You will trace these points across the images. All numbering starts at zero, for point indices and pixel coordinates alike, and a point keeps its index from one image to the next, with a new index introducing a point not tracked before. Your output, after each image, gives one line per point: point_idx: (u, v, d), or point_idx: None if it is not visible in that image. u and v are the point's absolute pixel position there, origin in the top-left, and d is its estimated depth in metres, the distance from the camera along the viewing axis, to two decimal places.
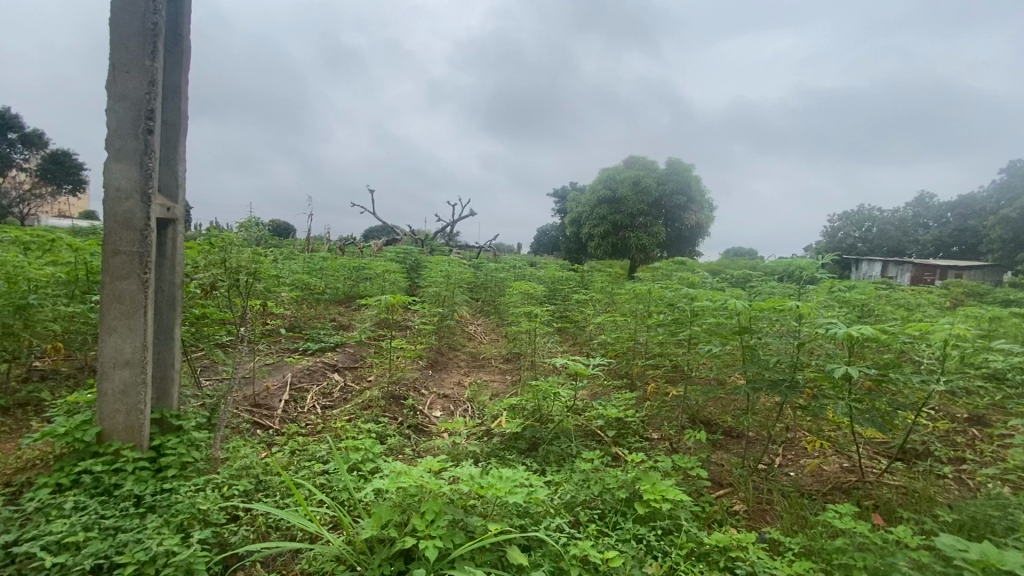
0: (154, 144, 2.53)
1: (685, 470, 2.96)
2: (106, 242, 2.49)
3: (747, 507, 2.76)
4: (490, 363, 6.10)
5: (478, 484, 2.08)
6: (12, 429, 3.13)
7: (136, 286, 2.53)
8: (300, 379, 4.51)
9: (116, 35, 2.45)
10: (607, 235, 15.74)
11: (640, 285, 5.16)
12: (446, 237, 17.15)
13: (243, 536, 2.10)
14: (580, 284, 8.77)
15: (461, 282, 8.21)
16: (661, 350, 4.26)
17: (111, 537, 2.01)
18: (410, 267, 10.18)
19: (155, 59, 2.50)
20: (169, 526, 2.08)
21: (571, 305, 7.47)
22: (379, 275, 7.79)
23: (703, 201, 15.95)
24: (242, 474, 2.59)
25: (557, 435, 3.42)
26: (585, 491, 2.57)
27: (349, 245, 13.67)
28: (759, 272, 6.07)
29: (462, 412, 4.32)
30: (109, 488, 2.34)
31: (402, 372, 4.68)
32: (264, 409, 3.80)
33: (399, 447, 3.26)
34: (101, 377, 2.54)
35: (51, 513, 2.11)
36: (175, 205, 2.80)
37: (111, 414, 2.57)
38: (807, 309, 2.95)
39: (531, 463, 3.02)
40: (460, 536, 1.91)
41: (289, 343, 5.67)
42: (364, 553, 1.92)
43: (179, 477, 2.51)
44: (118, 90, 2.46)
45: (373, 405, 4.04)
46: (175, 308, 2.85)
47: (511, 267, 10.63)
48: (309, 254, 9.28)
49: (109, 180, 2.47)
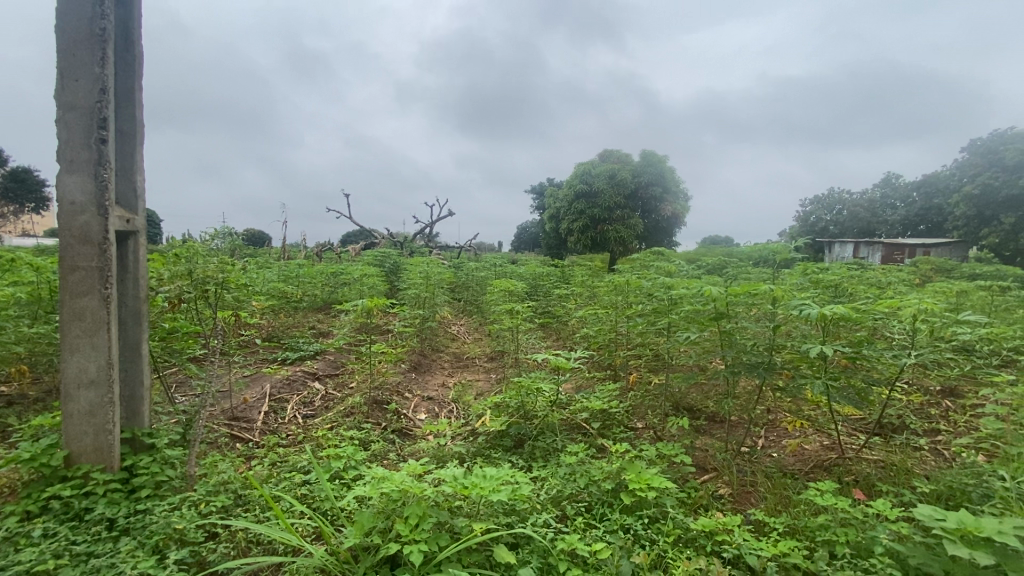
0: (109, 154, 2.44)
1: (670, 458, 2.98)
2: (62, 258, 2.39)
3: (732, 490, 2.79)
4: (474, 363, 6.06)
5: (462, 484, 2.06)
6: None
7: (97, 302, 2.44)
8: (279, 390, 4.42)
9: (62, 42, 2.35)
10: (585, 229, 15.82)
11: (618, 277, 5.20)
12: (425, 238, 17.03)
13: (222, 553, 2.04)
14: (562, 279, 8.78)
15: (441, 283, 8.17)
16: (642, 340, 4.28)
17: (83, 563, 1.94)
18: (390, 270, 10.11)
19: (106, 66, 2.41)
20: (144, 548, 2.02)
21: (552, 300, 7.47)
22: (358, 280, 7.70)
23: (678, 191, 16.15)
24: (219, 490, 2.53)
25: (542, 430, 3.41)
26: (571, 485, 2.56)
27: (326, 252, 13.50)
28: (734, 258, 6.16)
29: (447, 413, 4.28)
30: (79, 513, 2.25)
31: (384, 377, 4.62)
32: (243, 422, 3.71)
33: (383, 453, 3.22)
34: (65, 399, 2.45)
35: (18, 542, 2.02)
36: (135, 216, 2.71)
37: (78, 435, 2.48)
38: (780, 291, 3.00)
39: (516, 461, 3.01)
40: (445, 538, 1.89)
41: (268, 353, 5.57)
42: (348, 562, 1.88)
43: (154, 497, 2.43)
44: (68, 99, 2.36)
45: (356, 411, 3.99)
46: (141, 323, 2.75)
47: (491, 265, 10.62)
48: (286, 262, 9.13)
49: (62, 193, 2.37)
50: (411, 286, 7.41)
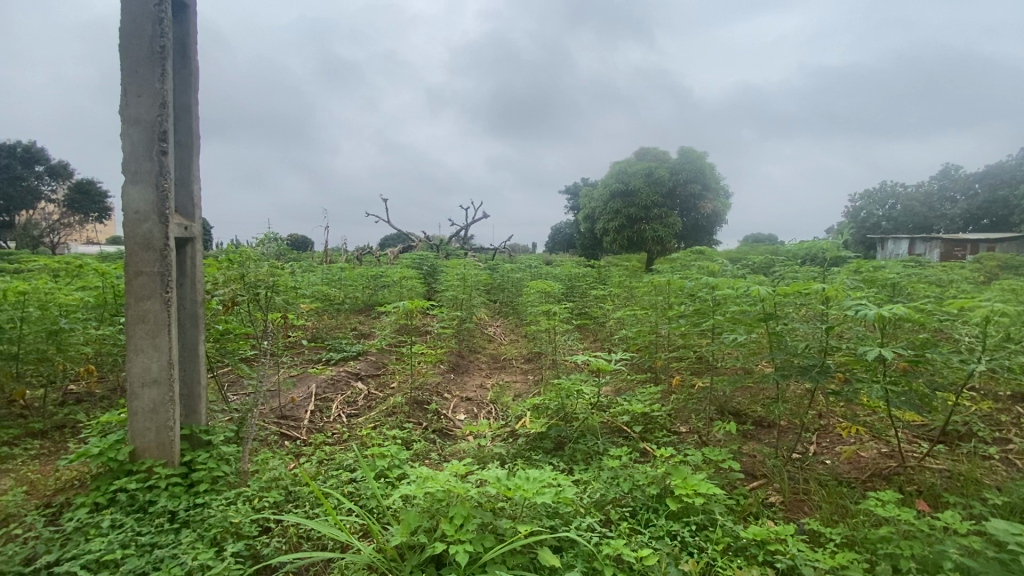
0: (168, 165, 2.57)
1: (717, 463, 2.89)
2: (128, 264, 2.54)
3: (783, 498, 2.69)
4: (511, 364, 6.07)
5: (505, 485, 2.05)
6: (51, 452, 3.26)
7: (159, 306, 2.58)
8: (325, 389, 4.55)
9: (126, 60, 2.49)
10: (621, 228, 15.59)
11: (658, 277, 5.09)
12: (461, 240, 17.18)
13: (275, 548, 2.12)
14: (599, 279, 8.67)
15: (478, 284, 8.24)
16: (685, 341, 4.17)
17: (148, 553, 2.04)
18: (427, 272, 10.27)
19: (165, 81, 2.54)
20: (203, 540, 2.11)
21: (589, 301, 7.39)
22: (397, 283, 7.89)
23: (717, 188, 15.72)
24: (271, 486, 2.62)
25: (582, 433, 3.37)
26: (615, 489, 2.52)
27: (365, 255, 13.86)
28: (780, 256, 5.93)
29: (486, 414, 4.30)
30: (144, 505, 2.38)
31: (424, 377, 4.68)
32: (291, 420, 3.84)
33: (425, 453, 3.27)
34: (130, 396, 2.59)
35: (90, 532, 2.16)
36: (193, 223, 2.84)
37: (142, 431, 2.62)
38: (834, 291, 2.85)
39: (557, 463, 2.99)
40: (489, 539, 1.89)
41: (313, 354, 5.76)
42: (395, 560, 1.91)
43: (211, 491, 2.54)
44: (131, 114, 2.51)
45: (398, 411, 4.07)
46: (198, 325, 2.89)
47: (527, 266, 10.63)
48: (328, 266, 9.40)
49: (127, 203, 2.52)
50: (449, 288, 7.51)
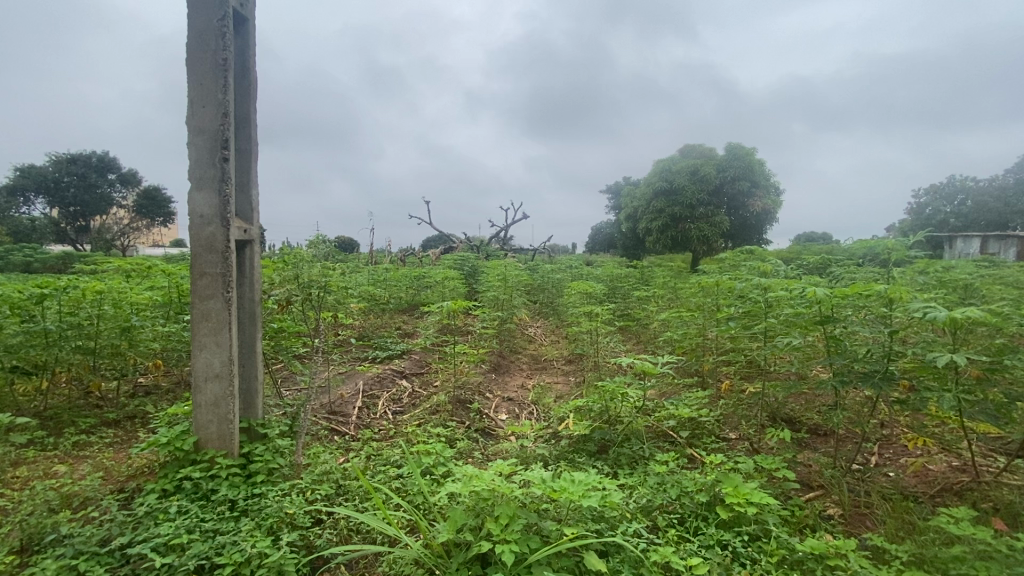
0: (230, 171, 2.71)
1: (770, 472, 2.78)
2: (194, 265, 2.70)
3: (843, 511, 2.55)
4: (552, 365, 6.04)
5: (551, 487, 2.04)
6: (124, 440, 3.50)
7: (222, 305, 2.72)
8: (371, 386, 4.68)
9: (192, 73, 2.65)
10: (665, 228, 15.26)
11: (705, 278, 4.94)
12: (501, 241, 17.25)
13: (327, 539, 2.20)
14: (641, 280, 8.49)
15: (519, 285, 8.25)
16: (735, 344, 4.02)
17: (211, 539, 2.16)
18: (469, 272, 10.37)
19: (227, 92, 2.68)
20: (261, 529, 2.21)
21: (632, 302, 7.24)
22: (440, 283, 8.02)
23: (767, 185, 15.10)
24: (323, 479, 2.72)
25: (627, 436, 3.31)
26: (662, 494, 2.46)
27: (408, 255, 14.18)
28: (838, 256, 5.63)
29: (527, 415, 4.30)
30: (207, 493, 2.52)
31: (466, 377, 4.73)
32: (340, 416, 3.97)
33: (468, 451, 3.30)
34: (195, 390, 2.75)
35: (159, 516, 2.30)
36: (251, 226, 2.98)
37: (205, 423, 2.77)
38: (898, 292, 2.68)
39: (602, 467, 2.95)
40: (535, 541, 1.89)
41: (359, 352, 5.93)
42: (441, 556, 1.94)
43: (267, 482, 2.66)
44: (197, 124, 2.66)
45: (441, 409, 4.13)
46: (256, 324, 3.04)
47: (568, 267, 10.55)
48: (372, 267, 9.65)
49: (193, 208, 2.68)
50: (490, 288, 7.57)
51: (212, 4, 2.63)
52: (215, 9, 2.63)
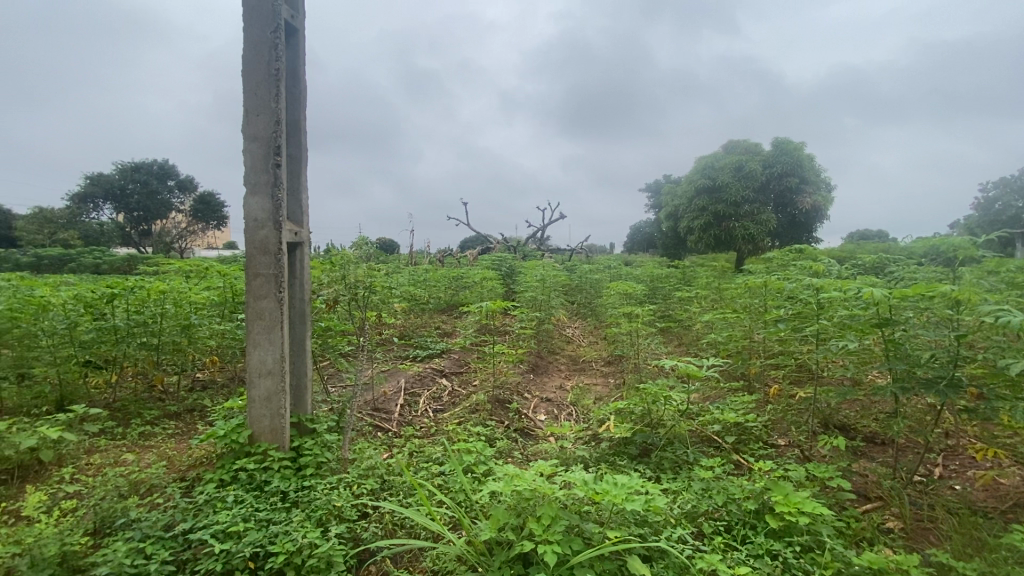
0: (282, 177, 2.83)
1: (823, 481, 2.66)
2: (249, 266, 2.83)
3: (903, 525, 2.42)
4: (591, 366, 5.99)
5: (593, 490, 2.03)
6: (184, 432, 3.71)
7: (274, 304, 2.84)
8: (413, 384, 4.79)
9: (248, 84, 2.78)
10: (708, 227, 14.86)
11: (751, 278, 4.78)
12: (538, 241, 17.23)
13: (373, 533, 2.27)
14: (683, 280, 8.28)
15: (556, 285, 8.22)
16: (784, 347, 3.87)
17: (265, 528, 2.26)
18: (506, 272, 10.40)
19: (279, 101, 2.79)
20: (311, 520, 2.30)
21: (673, 303, 7.08)
22: (478, 284, 8.09)
23: (818, 181, 14.44)
24: (369, 473, 2.80)
25: (670, 440, 3.24)
26: (707, 501, 2.40)
27: (446, 256, 14.36)
28: (897, 255, 5.31)
29: (566, 416, 4.28)
30: (260, 484, 2.64)
31: (505, 377, 4.76)
32: (383, 413, 4.08)
33: (508, 451, 3.32)
34: (249, 386, 2.89)
35: (217, 505, 2.43)
36: (302, 229, 3.11)
37: (259, 417, 2.91)
38: (966, 293, 2.51)
39: (644, 470, 2.90)
40: (578, 543, 1.88)
41: (400, 350, 6.06)
42: (484, 554, 1.96)
43: (316, 475, 2.77)
44: (251, 132, 2.79)
45: (480, 408, 4.17)
46: (306, 322, 3.16)
47: (606, 268, 10.42)
48: (412, 267, 9.84)
49: (249, 212, 2.81)
50: (528, 289, 7.59)
51: (265, 16, 2.75)
52: (269, 22, 2.75)
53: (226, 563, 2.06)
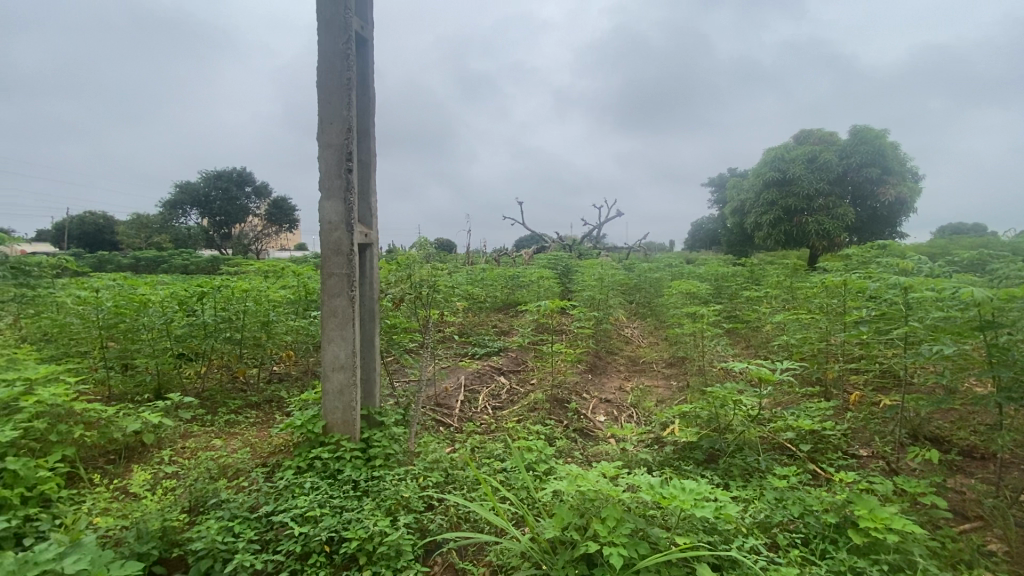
0: (353, 181, 2.97)
1: (912, 496, 2.46)
2: (323, 266, 3.00)
3: (1009, 548, 2.19)
4: (651, 368, 5.84)
5: (660, 494, 1.98)
6: (264, 421, 3.98)
7: (346, 302, 2.99)
8: (472, 381, 4.88)
9: (322, 94, 2.93)
10: (777, 222, 14.11)
11: (828, 277, 4.48)
12: (594, 240, 17.03)
13: (439, 524, 2.35)
14: (751, 278, 7.89)
15: (615, 284, 8.07)
16: (866, 351, 3.61)
17: (339, 514, 2.39)
18: (563, 271, 10.34)
19: (351, 108, 2.93)
20: (381, 509, 2.40)
21: (739, 302, 6.77)
22: (535, 282, 8.10)
23: (903, 171, 13.29)
24: (434, 466, 2.89)
25: (739, 446, 3.11)
26: (782, 511, 2.28)
27: (502, 256, 14.48)
28: (1001, 251, 4.79)
29: (626, 418, 4.21)
30: (334, 472, 2.79)
31: (564, 377, 4.74)
32: (445, 408, 4.19)
33: (569, 450, 3.32)
34: (324, 379, 3.06)
35: (296, 490, 2.59)
36: (371, 230, 3.25)
37: (333, 409, 3.07)
38: None
39: (711, 476, 2.80)
40: (644, 547, 1.85)
41: (459, 348, 6.18)
42: (548, 552, 1.96)
43: (385, 466, 2.89)
44: (326, 139, 2.95)
45: (539, 407, 4.19)
46: (375, 319, 3.31)
47: (667, 266, 10.10)
48: (470, 266, 10.01)
49: (324, 215, 2.98)
50: (587, 288, 7.51)
51: (338, 29, 2.89)
52: (341, 35, 2.90)
53: (305, 545, 2.20)
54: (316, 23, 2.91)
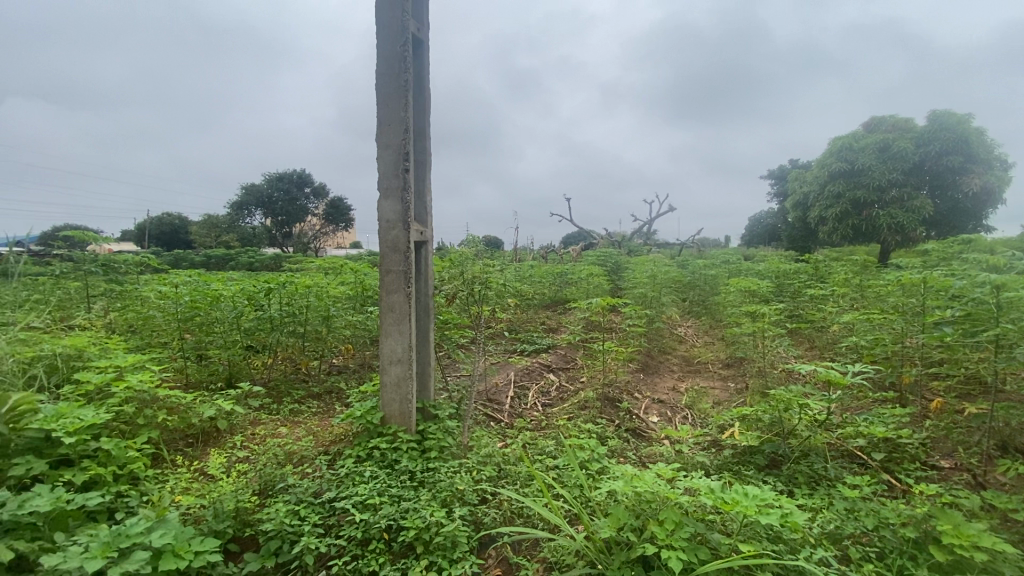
0: (410, 180, 3.05)
1: (1004, 513, 2.26)
2: (382, 263, 3.10)
3: None
4: (707, 368, 5.65)
5: (721, 499, 1.91)
6: (325, 411, 4.17)
7: (403, 298, 3.08)
8: (522, 378, 4.91)
9: (382, 96, 3.03)
10: (844, 216, 13.27)
11: (904, 274, 4.18)
12: (644, 236, 16.65)
13: (493, 518, 2.38)
14: (816, 276, 7.46)
15: (667, 281, 7.85)
16: (949, 354, 3.35)
17: (397, 503, 2.46)
18: (613, 268, 10.16)
19: (408, 110, 3.01)
20: (437, 500, 2.46)
21: (803, 301, 6.42)
22: (585, 279, 8.02)
23: (990, 159, 12.16)
24: (487, 460, 2.93)
25: (804, 452, 2.97)
26: (853, 523, 2.16)
27: (549, 252, 14.43)
28: None
29: (681, 419, 4.10)
30: (391, 462, 2.88)
31: (615, 375, 4.67)
32: (496, 404, 4.24)
33: (621, 450, 3.27)
34: (382, 372, 3.17)
35: (357, 478, 2.70)
36: (426, 228, 3.33)
37: (390, 401, 3.18)
38: None
39: (774, 483, 2.69)
40: (704, 552, 1.80)
41: (509, 344, 6.22)
42: (603, 552, 1.95)
43: (439, 458, 2.96)
44: (384, 140, 3.04)
45: (590, 406, 4.16)
46: (429, 315, 3.39)
47: (723, 263, 9.72)
48: (519, 264, 10.04)
49: (382, 214, 3.08)
50: (638, 286, 7.37)
51: (396, 32, 2.97)
52: (398, 37, 2.97)
53: (365, 532, 2.28)
54: (375, 26, 3.00)
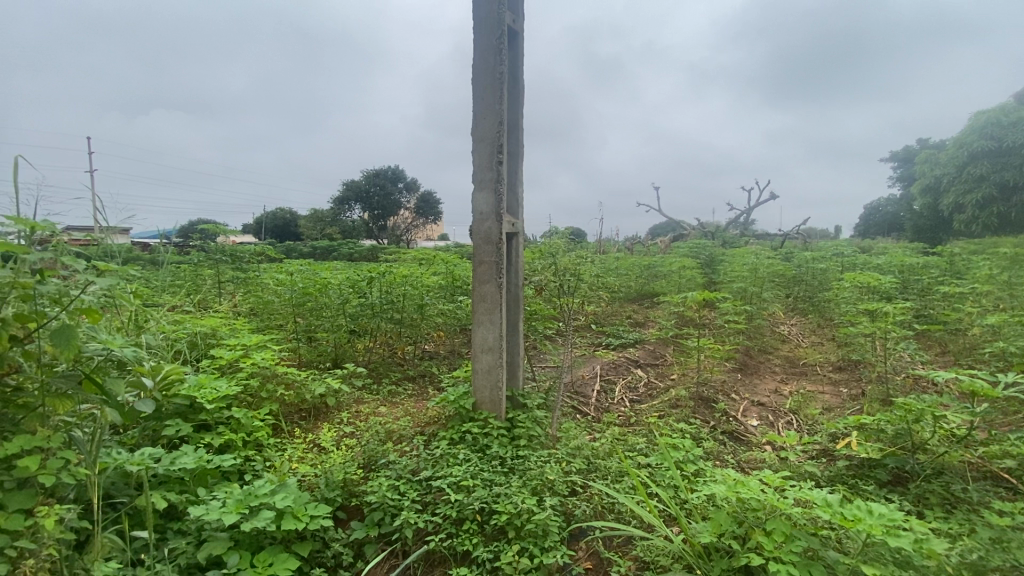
0: (503, 172, 3.09)
1: None
2: (475, 255, 3.18)
3: None
4: (814, 371, 5.18)
5: (841, 514, 1.75)
6: (419, 394, 4.40)
7: (495, 288, 3.15)
8: (608, 372, 4.83)
9: (477, 90, 3.09)
10: (988, 202, 11.46)
11: None
12: (741, 227, 15.56)
13: (583, 511, 2.38)
14: (951, 271, 6.53)
15: (768, 275, 7.28)
16: None
17: (489, 487, 2.53)
18: (705, 261, 9.63)
19: (502, 103, 3.05)
20: (527, 487, 2.50)
21: (934, 300, 5.66)
22: (676, 273, 7.67)
23: None
24: (576, 453, 2.93)
25: (936, 470, 2.64)
26: (1002, 554, 1.88)
27: (636, 244, 14.00)
28: None
29: (784, 424, 3.82)
30: (483, 446, 2.97)
31: (710, 374, 4.44)
32: (583, 396, 4.20)
33: (718, 453, 3.11)
34: (474, 359, 3.27)
35: (451, 459, 2.82)
36: (518, 220, 3.36)
37: (481, 387, 3.28)
38: None
39: (898, 502, 2.42)
40: (818, 569, 1.66)
41: (594, 337, 6.14)
42: (703, 557, 1.87)
43: (529, 446, 3.01)
44: (479, 132, 3.11)
45: (682, 404, 4.00)
46: (519, 305, 3.44)
47: (834, 257, 8.81)
48: (604, 255, 9.86)
49: (476, 206, 3.15)
50: (735, 279, 6.91)
51: (492, 26, 3.01)
52: (494, 30, 3.01)
53: (459, 512, 2.38)
54: (472, 22, 3.07)
